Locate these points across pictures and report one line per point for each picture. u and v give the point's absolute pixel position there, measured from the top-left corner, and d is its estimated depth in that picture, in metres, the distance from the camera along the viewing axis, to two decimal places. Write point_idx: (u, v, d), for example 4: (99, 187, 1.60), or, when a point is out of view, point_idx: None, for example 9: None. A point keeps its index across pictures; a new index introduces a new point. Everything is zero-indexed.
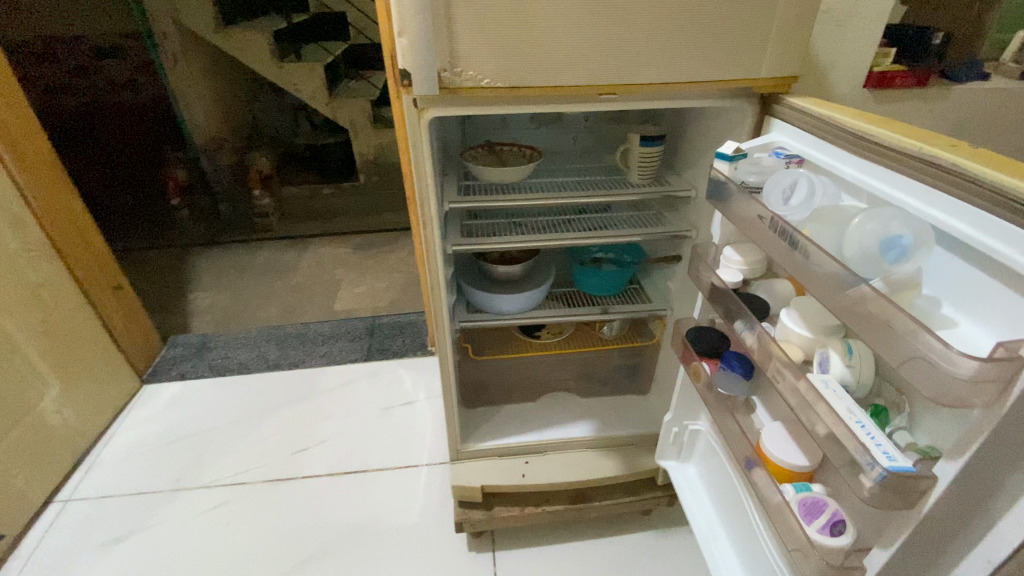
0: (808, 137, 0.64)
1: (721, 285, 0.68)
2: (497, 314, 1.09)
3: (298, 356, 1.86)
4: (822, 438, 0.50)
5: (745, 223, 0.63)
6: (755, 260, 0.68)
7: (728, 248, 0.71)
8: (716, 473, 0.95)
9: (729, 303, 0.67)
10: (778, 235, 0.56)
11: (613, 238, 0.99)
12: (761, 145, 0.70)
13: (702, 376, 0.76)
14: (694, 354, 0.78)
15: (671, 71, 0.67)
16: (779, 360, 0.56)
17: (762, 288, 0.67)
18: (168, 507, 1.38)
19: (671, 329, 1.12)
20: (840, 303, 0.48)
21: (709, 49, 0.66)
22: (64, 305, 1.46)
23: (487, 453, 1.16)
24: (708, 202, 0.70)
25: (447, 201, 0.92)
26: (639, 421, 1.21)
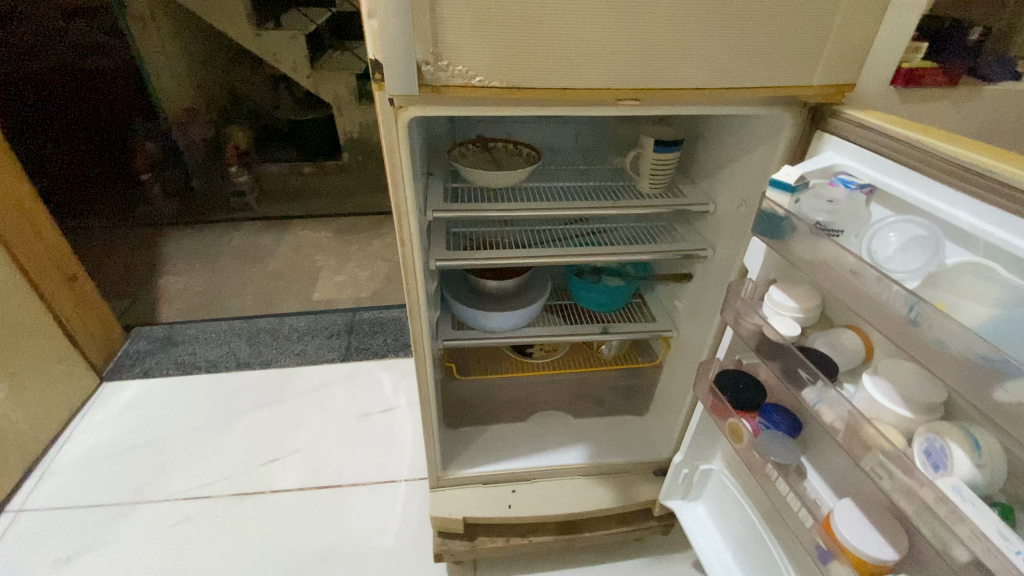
0: (889, 165, 0.57)
1: (778, 336, 0.68)
2: (488, 333, 0.98)
3: (271, 355, 1.74)
4: (964, 564, 0.49)
5: (834, 284, 0.59)
6: (812, 306, 0.69)
7: (777, 291, 0.71)
8: (735, 518, 0.92)
9: (789, 360, 0.68)
10: (892, 309, 0.53)
11: (615, 255, 0.88)
12: (818, 171, 0.62)
13: (744, 436, 0.78)
14: (733, 411, 0.80)
15: (708, 74, 0.55)
16: (881, 449, 0.57)
17: (822, 340, 0.69)
18: (126, 522, 1.26)
19: (678, 354, 1.01)
20: (984, 395, 0.46)
21: (754, 50, 0.54)
22: (8, 299, 1.30)
23: (470, 480, 1.06)
24: (772, 244, 0.66)
25: (430, 211, 0.80)
26: (636, 446, 1.13)
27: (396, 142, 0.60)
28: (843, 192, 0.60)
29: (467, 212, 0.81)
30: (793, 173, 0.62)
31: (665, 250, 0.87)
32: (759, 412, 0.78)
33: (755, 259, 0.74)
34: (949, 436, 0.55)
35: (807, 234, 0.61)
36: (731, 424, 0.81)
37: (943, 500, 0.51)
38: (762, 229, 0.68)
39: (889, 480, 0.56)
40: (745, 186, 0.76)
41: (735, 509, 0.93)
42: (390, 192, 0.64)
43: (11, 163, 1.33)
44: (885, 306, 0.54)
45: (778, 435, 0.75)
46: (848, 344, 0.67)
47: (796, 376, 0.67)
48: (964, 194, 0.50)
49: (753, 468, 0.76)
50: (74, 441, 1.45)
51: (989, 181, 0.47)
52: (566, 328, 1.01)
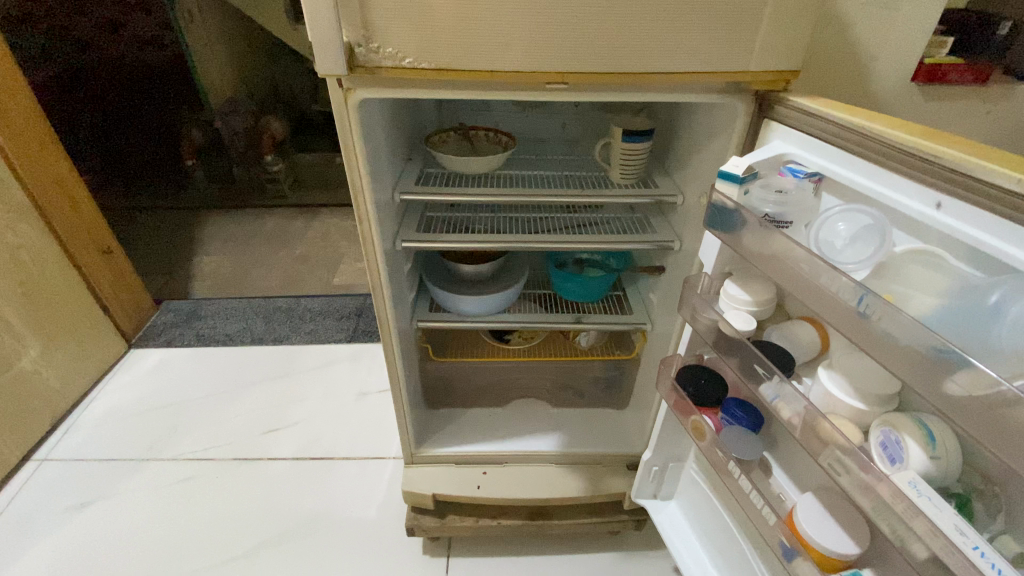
0: (826, 149, 0.53)
1: (734, 332, 0.56)
2: (461, 315, 1.00)
3: (284, 332, 1.83)
4: (923, 563, 0.41)
5: (778, 270, 0.51)
6: (766, 299, 0.58)
7: (732, 284, 0.59)
8: (704, 513, 0.87)
9: (746, 356, 0.56)
10: (839, 298, 0.46)
11: (582, 244, 0.88)
12: (768, 159, 0.57)
13: (706, 434, 0.65)
14: (692, 407, 0.67)
15: (630, 61, 0.57)
16: (837, 446, 0.47)
17: (778, 334, 0.57)
18: (137, 477, 1.37)
19: (650, 347, 1.01)
20: (937, 389, 0.39)
21: (676, 37, 0.56)
22: (47, 267, 1.45)
23: (443, 460, 1.09)
24: (714, 233, 0.58)
25: (398, 193, 0.83)
26: (611, 439, 1.12)
27: (347, 124, 0.64)
28: (793, 181, 0.55)
29: (432, 195, 0.83)
30: (741, 162, 0.54)
31: (632, 240, 0.87)
32: (719, 406, 0.66)
33: (707, 251, 0.63)
34: (903, 427, 0.46)
35: (758, 227, 0.52)
36: (692, 420, 0.67)
37: (899, 496, 0.42)
38: (710, 223, 0.58)
39: (846, 477, 0.46)
40: (707, 177, 0.74)
41: (703, 505, 0.87)
42: (345, 170, 0.69)
43: (55, 145, 1.47)
44: (832, 295, 0.46)
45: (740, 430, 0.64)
46: (804, 336, 0.56)
47: (752, 372, 0.56)
48: (906, 180, 0.46)
49: (716, 472, 0.64)
50: (98, 401, 1.58)
51: (925, 164, 0.44)
52: (540, 316, 1.02)
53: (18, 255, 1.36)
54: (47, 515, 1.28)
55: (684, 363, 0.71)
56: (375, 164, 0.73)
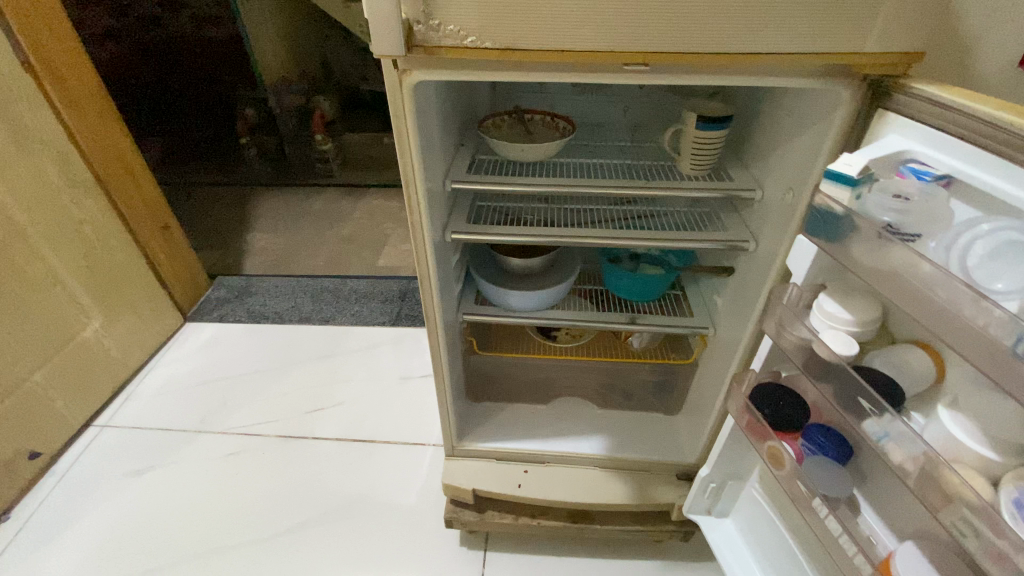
0: (948, 144, 0.44)
1: (830, 356, 0.49)
2: (509, 311, 0.96)
3: (330, 312, 1.85)
4: None
5: (901, 292, 0.43)
6: (869, 319, 0.50)
7: (827, 299, 0.52)
8: (767, 540, 0.80)
9: (846, 384, 0.49)
10: (989, 334, 0.38)
11: (643, 243, 0.81)
12: (882, 158, 0.47)
13: (784, 462, 0.59)
14: (768, 431, 0.60)
15: (722, 41, 0.50)
16: (966, 503, 0.39)
17: (881, 359, 0.50)
18: (190, 447, 1.43)
19: (712, 353, 0.94)
20: None
21: (780, 12, 0.48)
22: (109, 242, 1.50)
23: (485, 455, 1.07)
24: (816, 242, 0.50)
25: (449, 182, 0.79)
26: (660, 445, 1.07)
27: (401, 109, 0.60)
28: (915, 185, 0.44)
29: (485, 184, 0.79)
30: (857, 160, 0.45)
31: (700, 240, 0.79)
32: (802, 433, 0.59)
33: (798, 260, 0.55)
34: None
35: (874, 239, 0.44)
36: (769, 447, 0.60)
37: None
38: (810, 230, 0.51)
39: (977, 543, 0.39)
40: (795, 171, 0.66)
41: (766, 531, 0.80)
42: (398, 159, 0.65)
43: (116, 122, 1.51)
44: (977, 329, 0.39)
45: (826, 462, 0.57)
46: (917, 365, 0.48)
47: (855, 405, 0.49)
48: None
49: (795, 506, 0.57)
50: (154, 371, 1.64)
51: None
52: (591, 315, 0.96)
53: (82, 229, 1.42)
54: (108, 479, 1.35)
55: (761, 381, 0.64)
56: (427, 151, 0.69)
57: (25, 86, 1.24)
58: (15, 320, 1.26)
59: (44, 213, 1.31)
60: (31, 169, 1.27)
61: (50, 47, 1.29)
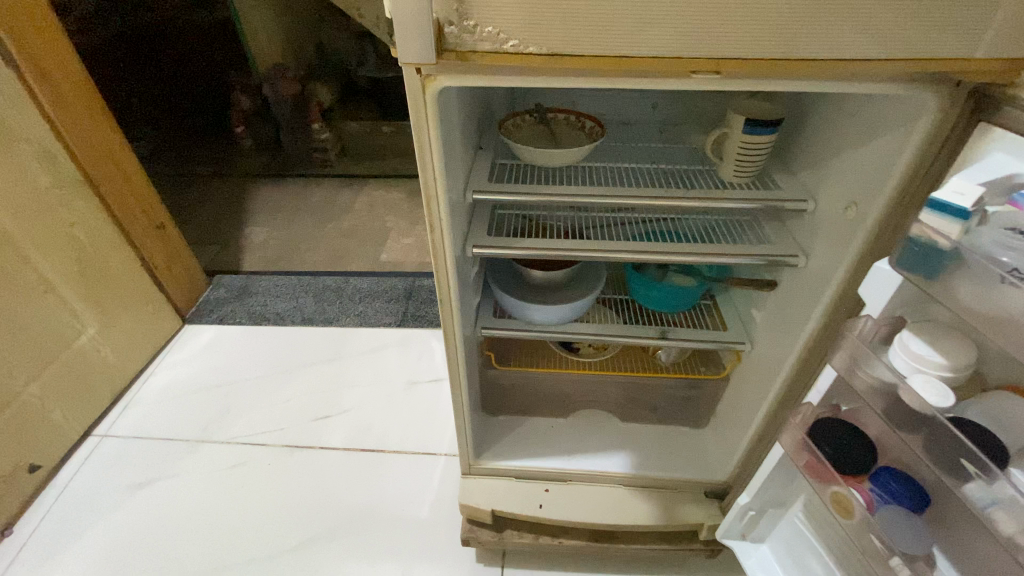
0: None
1: (923, 406, 0.43)
2: (530, 325, 0.90)
3: (333, 313, 1.79)
4: None
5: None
6: (963, 364, 0.44)
7: (912, 338, 0.46)
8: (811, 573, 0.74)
9: (942, 437, 0.43)
10: None
11: (682, 257, 0.75)
12: (992, 185, 0.41)
13: (852, 511, 0.53)
14: (833, 477, 0.54)
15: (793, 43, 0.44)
16: None
17: (980, 410, 0.45)
18: (194, 458, 1.38)
19: (749, 369, 0.89)
20: None
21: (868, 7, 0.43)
22: (101, 244, 1.43)
23: (503, 472, 1.02)
24: (909, 281, 0.43)
25: (471, 191, 0.72)
26: (687, 461, 1.02)
27: (423, 118, 0.53)
28: None
29: (511, 193, 0.72)
30: (968, 190, 0.39)
31: (745, 254, 0.73)
32: (870, 477, 0.54)
33: (877, 290, 0.49)
34: None
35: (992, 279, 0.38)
36: (833, 492, 0.55)
37: None
38: (903, 267, 0.44)
39: None
40: (862, 183, 0.60)
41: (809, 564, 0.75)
42: (418, 171, 0.59)
43: (107, 117, 1.43)
44: None
45: (900, 511, 0.51)
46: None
47: (951, 461, 0.43)
48: None
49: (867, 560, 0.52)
50: (154, 377, 1.59)
51: None
52: (618, 328, 0.90)
53: (73, 232, 1.34)
54: (109, 493, 1.30)
55: (819, 416, 0.59)
56: (450, 161, 0.62)
57: (7, 82, 1.15)
58: (6, 330, 1.19)
59: (32, 216, 1.23)
60: (16, 170, 1.19)
61: (31, 37, 1.20)
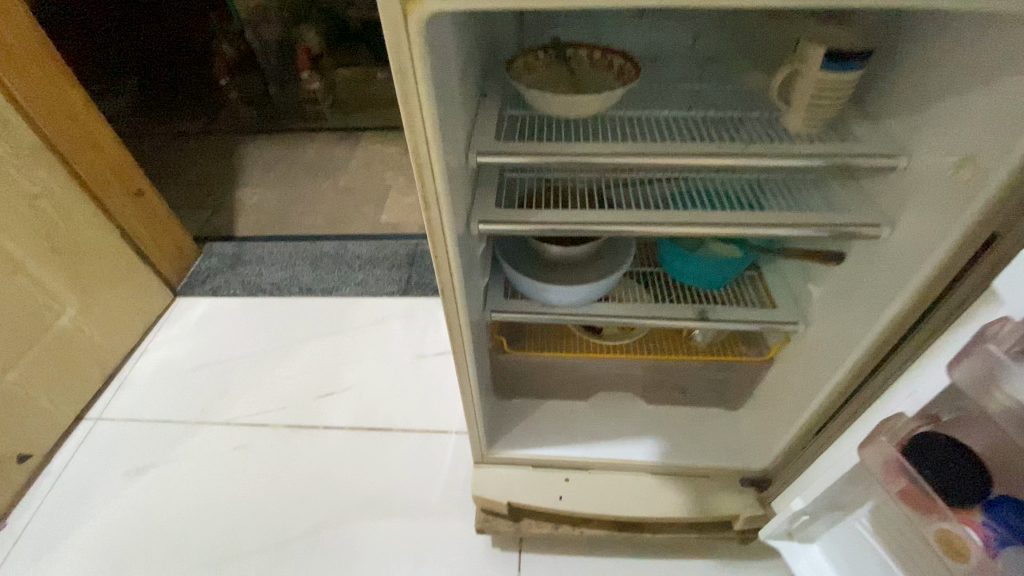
0: None
1: None
2: (548, 307, 0.79)
3: (332, 282, 1.68)
4: None
5: None
6: None
7: None
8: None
9: None
10: None
11: (740, 228, 0.61)
12: None
13: (967, 554, 0.47)
14: (942, 511, 0.48)
15: None
16: None
17: None
18: (191, 441, 1.32)
19: (803, 353, 0.77)
20: None
21: None
22: (72, 216, 1.31)
23: (519, 461, 0.94)
24: None
25: (474, 154, 0.59)
26: (721, 447, 0.93)
27: (406, 60, 0.41)
28: None
29: (525, 154, 0.59)
30: None
31: (817, 224, 0.60)
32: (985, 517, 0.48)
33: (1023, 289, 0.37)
34: None
35: None
36: (939, 530, 0.49)
37: None
38: None
39: None
40: (987, 136, 0.47)
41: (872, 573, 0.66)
42: (403, 131, 0.46)
43: (67, 73, 1.27)
44: None
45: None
46: None
47: None
48: None
49: None
50: (149, 354, 1.51)
51: None
52: (650, 308, 0.79)
53: (38, 204, 1.22)
54: (108, 479, 1.25)
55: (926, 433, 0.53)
56: (445, 117, 0.49)
57: None
58: None
59: None
60: None
61: None
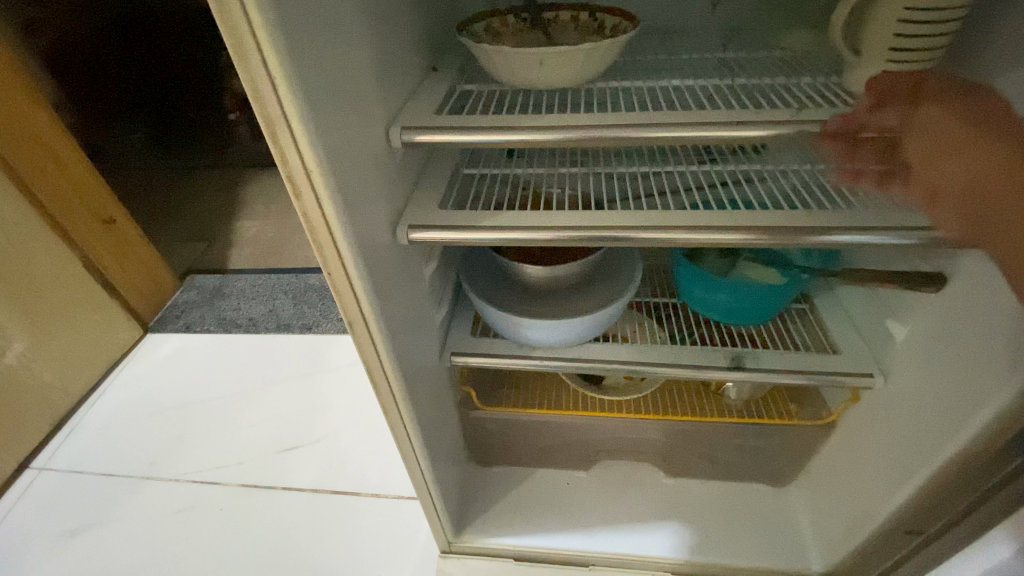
0: None
1: None
2: (527, 350, 0.60)
3: (314, 318, 1.51)
4: None
5: None
6: None
7: None
8: None
9: None
10: None
11: (790, 236, 0.43)
12: None
13: None
14: None
15: None
16: None
17: None
18: (131, 502, 1.13)
19: (889, 417, 0.56)
20: None
21: None
22: (26, 243, 1.14)
23: (497, 552, 0.72)
24: None
25: (397, 131, 0.42)
26: (762, 540, 0.70)
27: None
28: None
29: (473, 129, 0.42)
30: None
31: (898, 228, 0.42)
32: None
33: None
34: None
35: None
36: None
37: None
38: None
39: None
40: None
41: None
42: (230, 61, 0.29)
43: (29, 84, 1.11)
44: None
45: None
46: None
47: None
48: None
49: None
50: (107, 397, 1.34)
51: None
52: (666, 353, 0.59)
53: None
54: (31, 547, 1.06)
55: None
56: (322, 50, 0.32)
57: None
58: None
59: None
60: None
61: None
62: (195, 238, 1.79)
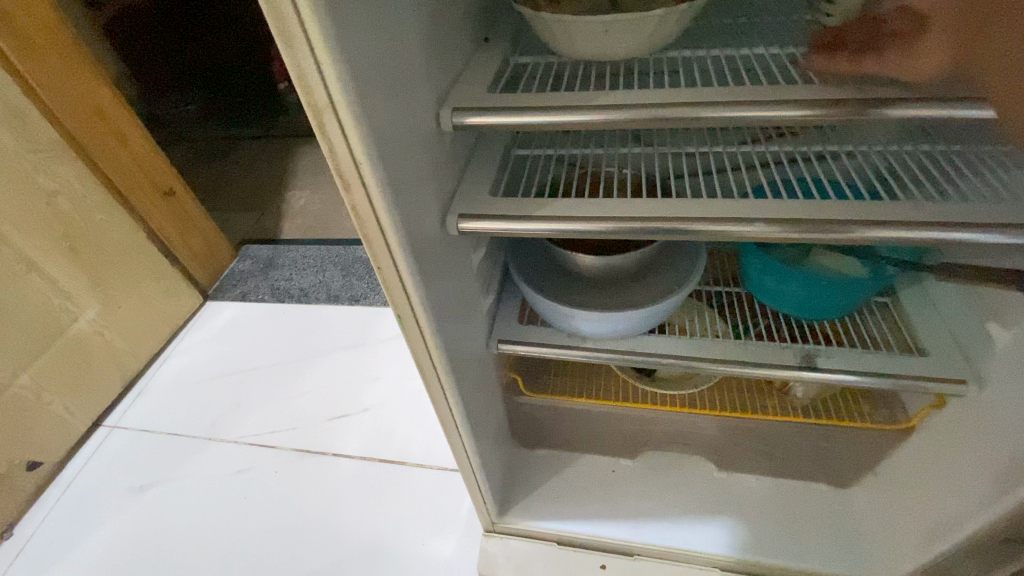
0: None
1: None
2: (577, 340, 0.58)
3: (361, 290, 1.54)
4: None
5: None
6: None
7: None
8: None
9: None
10: None
11: (887, 230, 0.38)
12: None
13: None
14: None
15: None
16: None
17: None
18: (197, 459, 1.21)
19: (983, 428, 0.50)
20: None
21: None
22: (94, 216, 1.19)
23: (539, 534, 0.72)
24: None
25: (450, 113, 0.39)
26: (818, 543, 0.67)
27: None
28: None
29: (531, 110, 0.39)
30: None
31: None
32: None
33: None
34: None
35: None
36: None
37: None
38: None
39: None
40: None
41: None
42: (277, 47, 0.27)
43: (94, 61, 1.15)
44: None
45: None
46: None
47: None
48: None
49: None
50: (171, 360, 1.43)
51: None
52: (728, 348, 0.55)
53: (55, 203, 1.11)
54: (109, 496, 1.16)
55: None
56: (369, 30, 0.29)
57: None
58: None
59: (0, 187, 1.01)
60: None
61: None
62: (249, 208, 1.84)
